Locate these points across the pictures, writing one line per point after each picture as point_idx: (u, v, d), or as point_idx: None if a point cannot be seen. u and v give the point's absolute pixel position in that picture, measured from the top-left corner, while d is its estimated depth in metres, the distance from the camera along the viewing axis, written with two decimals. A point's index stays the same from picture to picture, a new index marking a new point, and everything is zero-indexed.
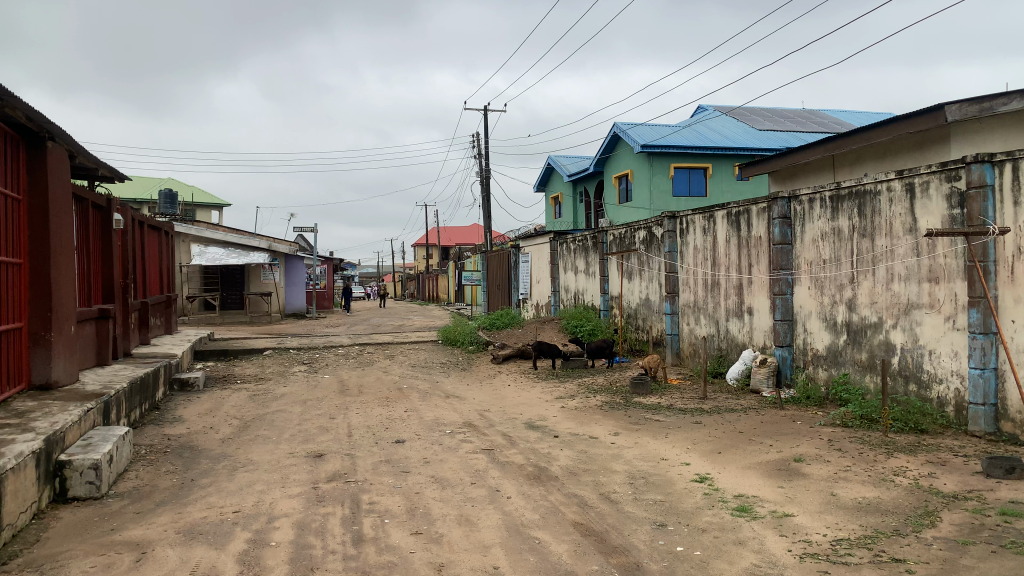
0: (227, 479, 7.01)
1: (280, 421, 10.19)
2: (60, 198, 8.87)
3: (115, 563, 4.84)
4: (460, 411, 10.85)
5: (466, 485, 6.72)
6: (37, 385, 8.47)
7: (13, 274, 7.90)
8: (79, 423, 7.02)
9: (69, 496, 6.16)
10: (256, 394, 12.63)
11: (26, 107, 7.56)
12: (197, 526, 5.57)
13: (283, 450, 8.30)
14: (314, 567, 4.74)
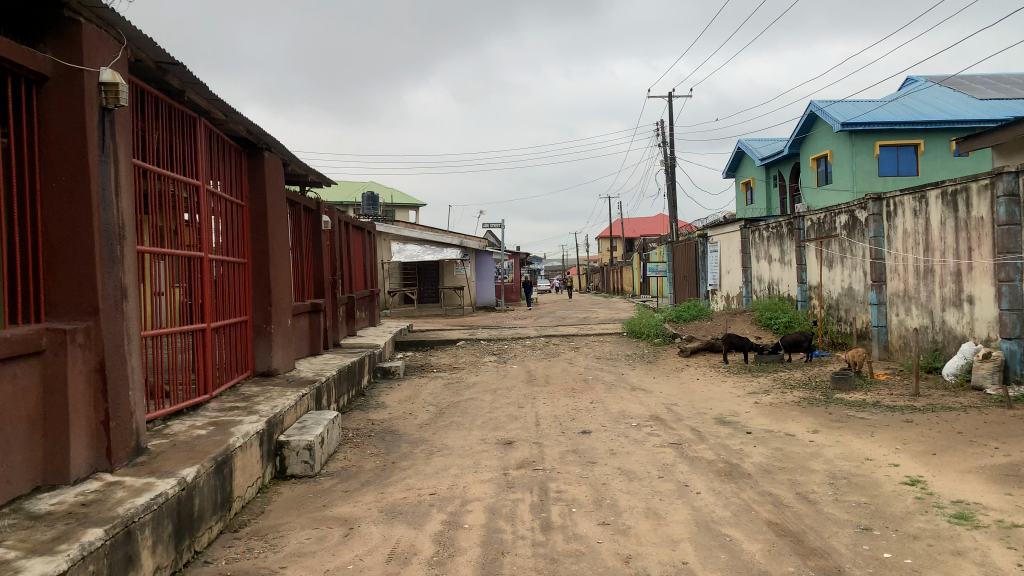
0: (424, 463, 7.39)
1: (473, 409, 10.60)
2: (276, 203, 9.74)
3: (326, 537, 5.26)
4: (648, 404, 10.73)
5: (654, 478, 6.63)
6: (260, 372, 9.38)
7: (239, 273, 8.78)
8: (295, 407, 7.70)
9: (288, 474, 6.78)
10: (450, 383, 13.24)
11: (246, 121, 8.37)
12: (397, 506, 5.93)
13: (475, 436, 8.63)
14: (505, 551, 4.87)
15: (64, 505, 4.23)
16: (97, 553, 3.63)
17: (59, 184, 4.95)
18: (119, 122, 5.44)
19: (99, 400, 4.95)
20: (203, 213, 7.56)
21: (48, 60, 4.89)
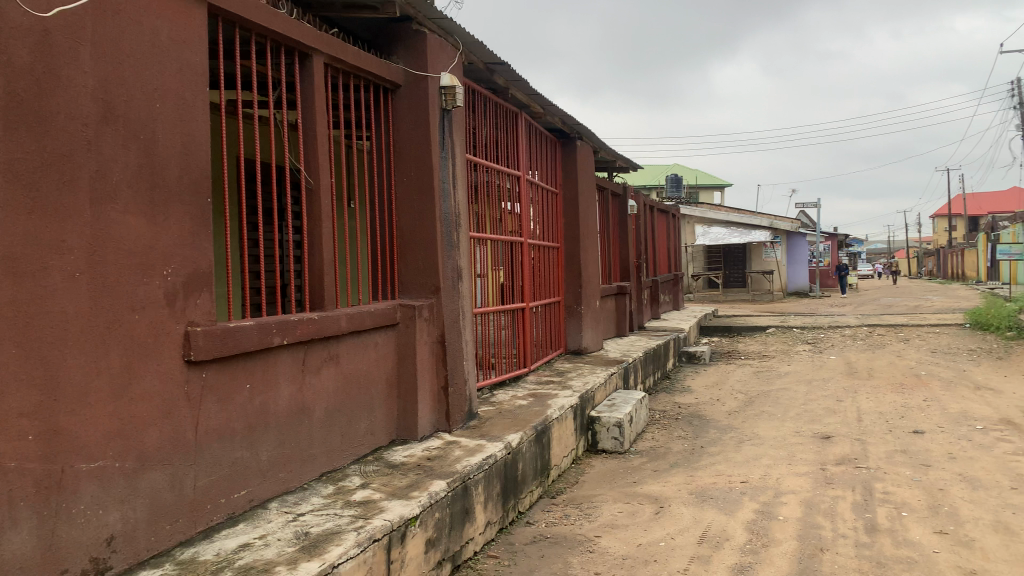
0: (734, 451, 7.26)
1: (785, 399, 10.15)
2: (587, 189, 10.13)
3: (638, 512, 5.41)
4: (996, 405, 9.41)
5: (1005, 489, 5.82)
6: (572, 350, 9.86)
7: (553, 257, 9.30)
8: (606, 385, 7.99)
9: (599, 448, 7.08)
10: (760, 371, 12.79)
11: (560, 113, 8.79)
12: (707, 490, 5.91)
13: (788, 428, 8.27)
14: (824, 549, 4.63)
15: (414, 458, 4.87)
16: (441, 503, 4.13)
17: (409, 178, 5.65)
18: (456, 121, 6.05)
19: (439, 368, 5.60)
20: (523, 201, 8.13)
21: (400, 70, 5.59)
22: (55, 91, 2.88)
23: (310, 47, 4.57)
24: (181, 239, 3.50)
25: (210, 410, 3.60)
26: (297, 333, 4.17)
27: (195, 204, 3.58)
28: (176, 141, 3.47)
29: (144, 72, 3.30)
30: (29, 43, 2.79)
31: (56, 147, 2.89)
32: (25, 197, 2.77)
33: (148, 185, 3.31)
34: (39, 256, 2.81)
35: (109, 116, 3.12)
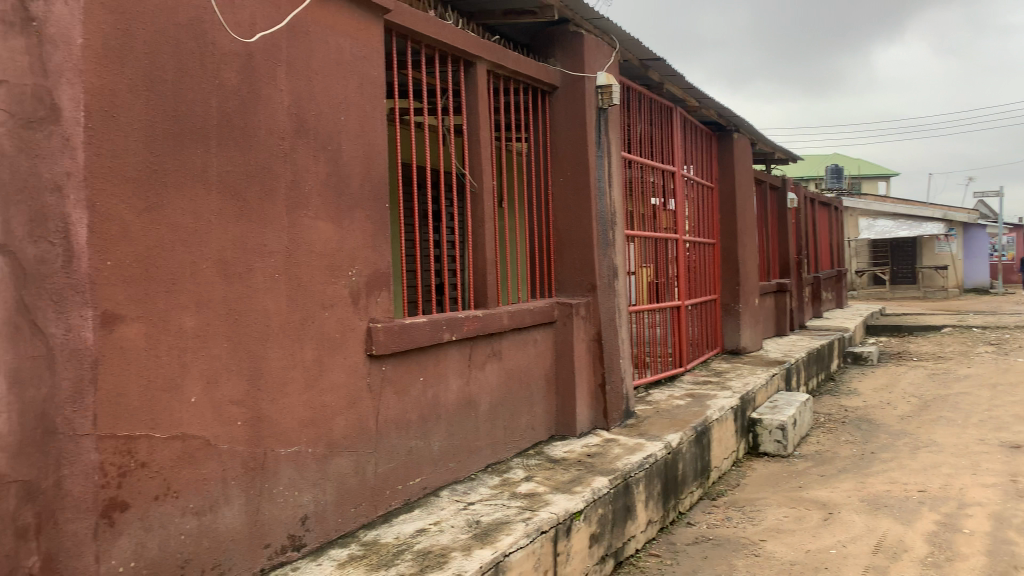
0: (910, 458, 6.84)
1: (966, 404, 9.42)
2: (744, 183, 9.84)
3: (806, 517, 5.23)
4: None
5: None
6: (728, 349, 9.63)
7: (708, 254, 9.12)
8: (766, 386, 7.75)
9: (760, 451, 6.88)
10: (936, 374, 11.93)
11: (717, 106, 8.58)
12: (881, 498, 5.61)
13: (971, 435, 7.68)
14: (1018, 567, 4.29)
15: (575, 453, 4.96)
16: (603, 499, 4.18)
17: (566, 177, 5.72)
18: (612, 119, 6.05)
19: (597, 366, 5.65)
20: (678, 197, 8.02)
21: (557, 72, 5.67)
22: (257, 109, 3.17)
23: (473, 54, 4.74)
24: (363, 241, 3.75)
25: (388, 401, 3.84)
26: (464, 330, 4.34)
27: (374, 209, 3.83)
28: (358, 150, 3.73)
29: (331, 87, 3.57)
30: (237, 66, 3.08)
31: (259, 159, 3.18)
32: (234, 207, 3.07)
33: (334, 192, 3.58)
34: (245, 259, 3.11)
35: (302, 130, 3.40)
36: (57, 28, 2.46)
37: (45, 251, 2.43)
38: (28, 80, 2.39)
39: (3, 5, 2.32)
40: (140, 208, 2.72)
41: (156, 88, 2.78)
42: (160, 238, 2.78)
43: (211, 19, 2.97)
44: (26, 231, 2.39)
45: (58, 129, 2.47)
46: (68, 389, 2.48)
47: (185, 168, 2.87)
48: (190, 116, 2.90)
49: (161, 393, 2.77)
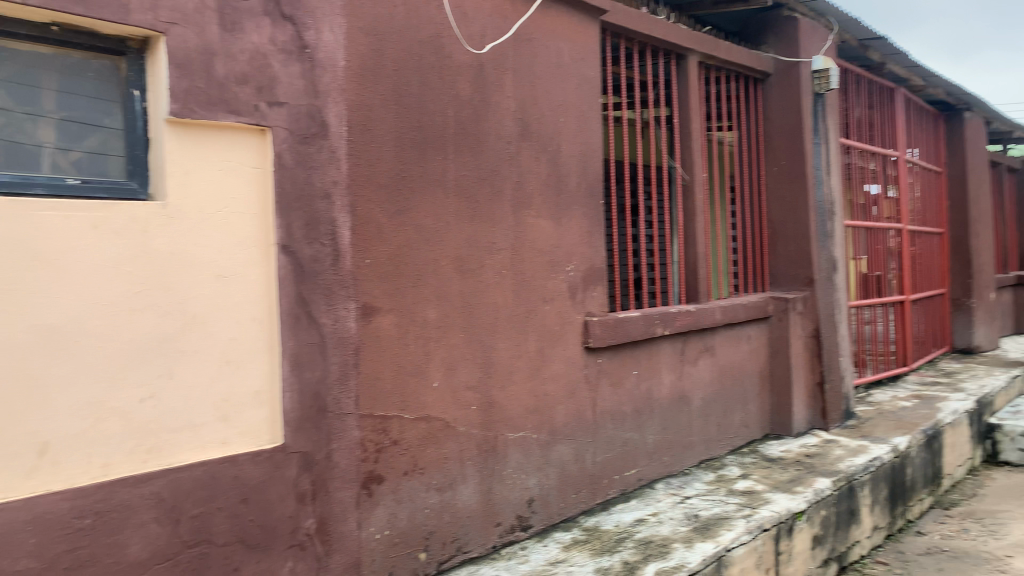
0: None
1: None
2: (976, 166, 8.98)
3: None
4: None
5: None
6: (959, 348, 8.86)
7: (934, 244, 8.45)
8: (1007, 389, 7.04)
9: (1001, 459, 6.28)
10: None
11: (946, 83, 7.87)
12: None
13: None
14: None
15: (792, 453, 4.81)
16: (826, 501, 4.03)
17: (781, 168, 5.54)
18: (830, 104, 5.77)
19: (815, 363, 5.43)
20: (901, 184, 7.49)
21: (770, 59, 5.50)
22: (486, 115, 3.40)
23: (686, 48, 4.72)
24: (581, 237, 3.88)
25: (605, 393, 3.95)
26: (677, 324, 4.35)
27: (591, 206, 3.95)
28: (576, 149, 3.85)
29: (552, 90, 3.72)
30: (470, 76, 3.33)
31: (489, 162, 3.41)
32: (467, 207, 3.32)
33: (555, 190, 3.73)
34: (477, 256, 3.35)
35: (526, 133, 3.58)
36: (326, 53, 2.80)
37: (318, 251, 2.80)
38: (304, 101, 2.75)
39: (284, 35, 2.68)
40: (390, 211, 3.04)
41: (403, 102, 3.08)
42: (407, 239, 3.09)
43: (447, 34, 3.24)
44: (303, 234, 2.76)
45: (327, 142, 2.81)
46: (336, 371, 2.84)
47: (427, 173, 3.17)
48: (431, 125, 3.18)
49: (408, 378, 3.09)
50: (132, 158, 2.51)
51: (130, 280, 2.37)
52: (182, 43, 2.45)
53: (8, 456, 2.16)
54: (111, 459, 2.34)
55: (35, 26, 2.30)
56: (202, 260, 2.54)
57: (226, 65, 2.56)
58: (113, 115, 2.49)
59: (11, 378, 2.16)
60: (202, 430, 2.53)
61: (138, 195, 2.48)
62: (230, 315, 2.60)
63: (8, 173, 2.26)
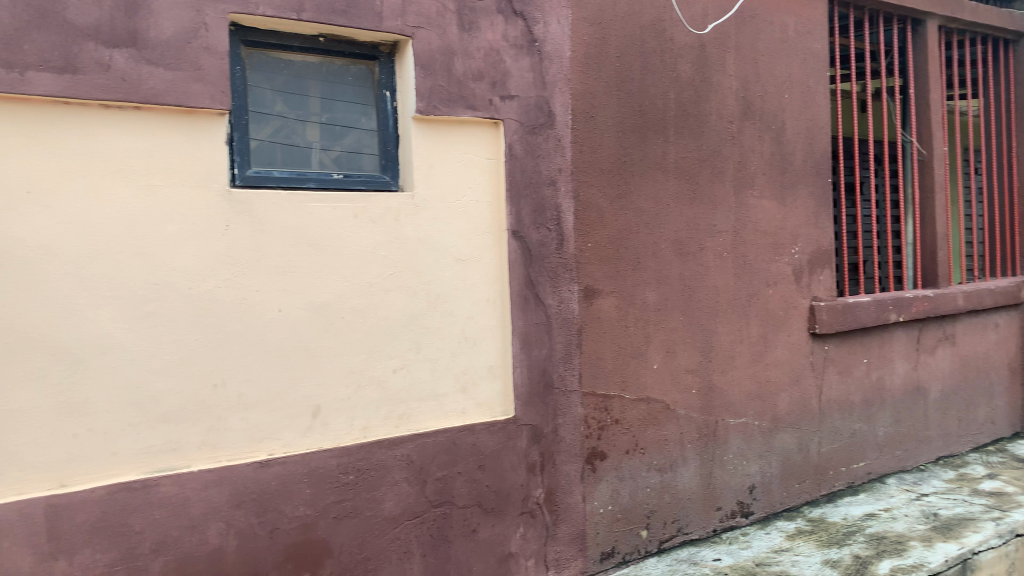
0: None
1: None
2: None
3: None
4: None
5: None
6: None
7: None
8: None
9: None
10: None
11: None
12: None
13: None
14: None
15: None
16: None
17: None
18: None
19: None
20: None
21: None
22: (708, 97, 3.37)
23: (925, 12, 4.35)
24: (807, 218, 3.74)
25: (832, 381, 3.79)
26: (913, 310, 4.06)
27: (818, 185, 3.79)
28: (802, 126, 3.71)
29: (776, 67, 3.61)
30: (692, 58, 3.32)
31: (710, 144, 3.38)
32: (688, 190, 3.31)
33: (779, 170, 3.62)
34: (698, 238, 3.34)
35: (748, 112, 3.51)
36: (553, 45, 2.94)
37: (544, 236, 2.93)
38: (533, 92, 2.90)
39: (516, 31, 2.85)
40: (612, 195, 3.11)
41: (625, 87, 3.14)
42: (629, 223, 3.15)
43: (669, 17, 3.25)
44: (532, 219, 2.90)
45: (554, 131, 2.94)
46: (562, 350, 2.97)
47: (649, 157, 3.20)
48: (653, 109, 3.21)
49: (630, 359, 3.16)
50: (384, 155, 2.77)
51: (385, 263, 2.64)
52: (427, 45, 2.68)
53: (288, 416, 2.49)
54: (370, 423, 2.62)
55: (306, 39, 2.61)
56: (443, 244, 2.75)
57: (464, 63, 2.76)
58: (368, 115, 2.77)
59: (291, 348, 2.49)
60: (445, 400, 2.77)
61: (389, 186, 2.75)
62: (468, 296, 2.81)
63: (286, 170, 2.60)
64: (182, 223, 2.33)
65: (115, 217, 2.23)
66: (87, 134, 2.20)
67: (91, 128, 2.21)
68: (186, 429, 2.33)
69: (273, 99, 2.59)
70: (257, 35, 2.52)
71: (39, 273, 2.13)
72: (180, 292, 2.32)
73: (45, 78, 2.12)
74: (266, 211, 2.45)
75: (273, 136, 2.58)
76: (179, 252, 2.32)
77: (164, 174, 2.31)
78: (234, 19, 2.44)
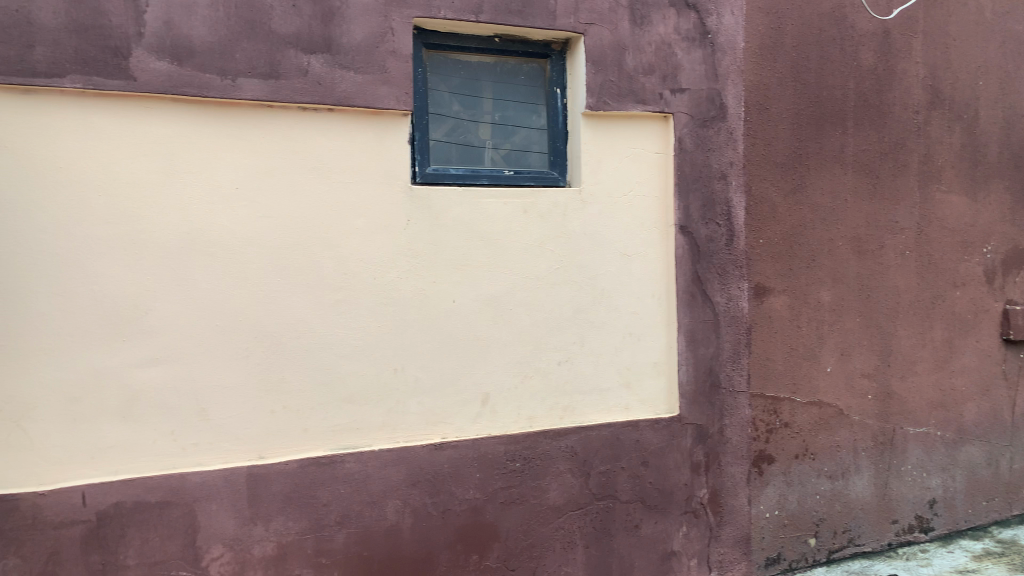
0: None
1: None
2: None
3: None
4: None
5: None
6: None
7: None
8: None
9: None
10: None
11: None
12: None
13: None
14: None
15: None
16: None
17: None
18: None
19: None
20: None
21: None
22: (892, 85, 3.19)
23: None
24: (1002, 214, 3.44)
25: None
26: None
27: (1016, 178, 3.48)
28: (999, 115, 3.43)
29: (970, 51, 3.35)
30: (875, 45, 3.15)
31: (893, 135, 3.19)
32: (868, 184, 3.15)
33: (971, 163, 3.36)
34: (877, 235, 3.17)
35: (937, 101, 3.28)
36: (726, 36, 2.87)
37: (713, 231, 2.87)
38: (705, 85, 2.85)
39: (688, 24, 2.81)
40: (786, 189, 3.00)
41: (802, 78, 3.02)
42: (803, 219, 3.03)
43: (850, 3, 3.10)
44: (701, 214, 2.85)
45: (725, 124, 2.88)
46: (729, 349, 2.90)
47: (825, 150, 3.07)
48: (831, 100, 3.08)
49: (801, 360, 3.04)
50: (554, 151, 2.82)
51: (552, 257, 2.69)
52: (599, 41, 2.69)
53: (460, 403, 2.59)
54: (536, 414, 2.68)
55: (482, 40, 2.71)
56: (611, 239, 2.76)
57: (636, 58, 2.75)
58: (538, 113, 2.83)
59: (464, 337, 2.59)
60: (609, 395, 2.78)
61: (558, 181, 2.79)
62: (634, 292, 2.80)
63: (461, 168, 2.70)
64: (368, 217, 2.47)
65: (309, 210, 2.41)
66: (287, 135, 2.39)
67: (291, 129, 2.39)
68: (368, 410, 2.48)
69: (450, 100, 2.71)
70: (436, 38, 2.64)
71: (246, 262, 2.34)
72: (365, 282, 2.47)
73: (252, 83, 2.32)
74: (443, 206, 2.56)
75: (449, 134, 2.70)
76: (365, 244, 2.47)
77: (352, 171, 2.46)
78: (416, 23, 2.56)
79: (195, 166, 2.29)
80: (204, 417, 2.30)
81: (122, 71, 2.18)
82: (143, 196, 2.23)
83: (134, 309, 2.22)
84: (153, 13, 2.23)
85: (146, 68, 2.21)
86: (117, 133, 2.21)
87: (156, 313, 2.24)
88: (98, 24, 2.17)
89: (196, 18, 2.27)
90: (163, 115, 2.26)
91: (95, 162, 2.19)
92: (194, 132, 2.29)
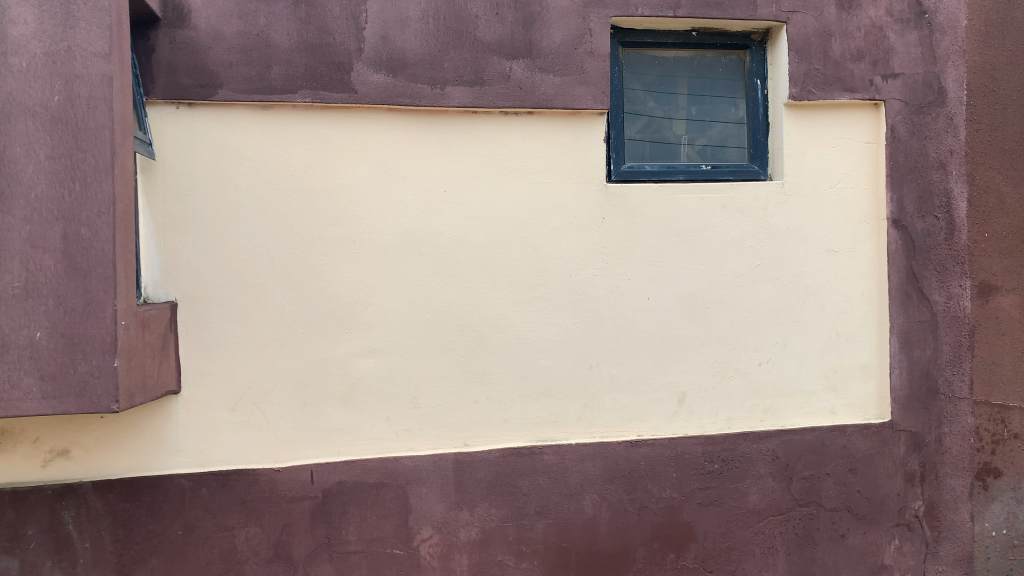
0: None
1: None
2: None
3: None
4: None
5: None
6: None
7: None
8: None
9: None
10: None
11: None
12: None
13: None
14: None
15: None
16: None
17: None
18: None
19: None
20: None
21: None
22: None
23: None
24: None
25: None
26: None
27: None
28: None
29: None
30: None
31: None
32: None
33: None
34: None
35: None
36: (946, 15, 2.68)
37: (931, 225, 2.68)
38: (921, 69, 2.66)
39: (903, 5, 2.65)
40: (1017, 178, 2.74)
41: None
42: None
43: None
44: (917, 207, 2.67)
45: (945, 110, 2.68)
46: (949, 352, 2.69)
47: None
48: None
49: None
50: (754, 144, 2.74)
51: (752, 254, 2.61)
52: (803, 28, 2.59)
53: (655, 400, 2.59)
54: (734, 415, 2.62)
55: (679, 35, 2.69)
56: (815, 234, 2.65)
57: (844, 44, 2.62)
58: (735, 106, 2.77)
59: (658, 334, 2.58)
60: (813, 398, 2.67)
61: (758, 176, 2.71)
62: (840, 290, 2.67)
63: (656, 164, 2.69)
64: (566, 215, 2.53)
65: (510, 209, 2.50)
66: (490, 138, 2.49)
67: (494, 132, 2.49)
68: (566, 403, 2.54)
69: (644, 97, 2.71)
70: (633, 36, 2.65)
71: (453, 260, 2.46)
72: (563, 279, 2.53)
73: (459, 91, 2.44)
74: (640, 203, 2.56)
75: (643, 131, 2.70)
76: (563, 242, 2.53)
77: (552, 172, 2.53)
78: (614, 22, 2.59)
79: (407, 170, 2.44)
80: (415, 406, 2.45)
81: (345, 85, 2.37)
82: (363, 199, 2.41)
83: (354, 303, 2.41)
84: (371, 29, 2.39)
85: (366, 81, 2.38)
86: (341, 142, 2.41)
87: (374, 307, 2.42)
88: (325, 43, 2.36)
89: (410, 31, 2.42)
90: (380, 124, 2.43)
91: (322, 170, 2.40)
92: (408, 139, 2.44)
